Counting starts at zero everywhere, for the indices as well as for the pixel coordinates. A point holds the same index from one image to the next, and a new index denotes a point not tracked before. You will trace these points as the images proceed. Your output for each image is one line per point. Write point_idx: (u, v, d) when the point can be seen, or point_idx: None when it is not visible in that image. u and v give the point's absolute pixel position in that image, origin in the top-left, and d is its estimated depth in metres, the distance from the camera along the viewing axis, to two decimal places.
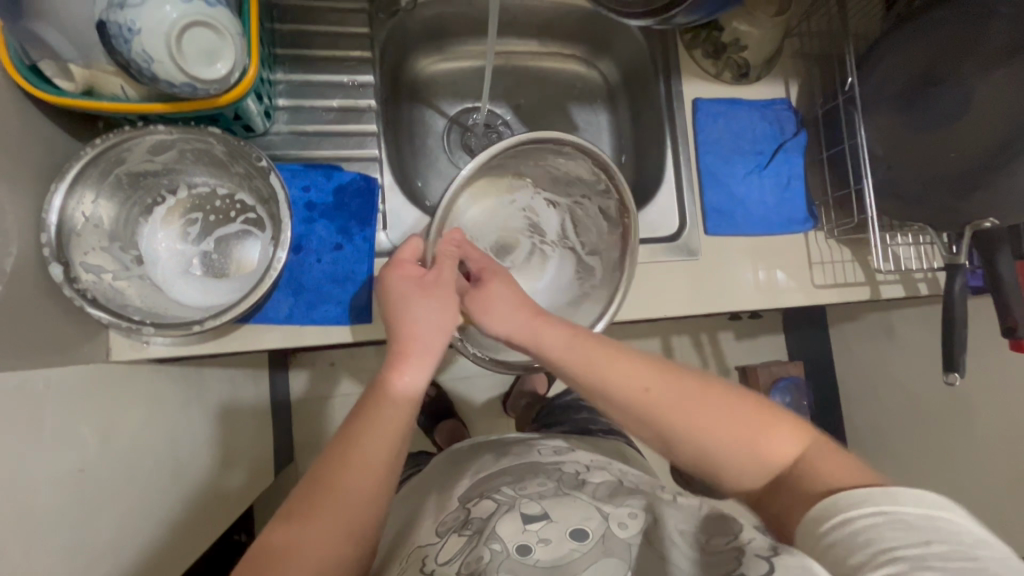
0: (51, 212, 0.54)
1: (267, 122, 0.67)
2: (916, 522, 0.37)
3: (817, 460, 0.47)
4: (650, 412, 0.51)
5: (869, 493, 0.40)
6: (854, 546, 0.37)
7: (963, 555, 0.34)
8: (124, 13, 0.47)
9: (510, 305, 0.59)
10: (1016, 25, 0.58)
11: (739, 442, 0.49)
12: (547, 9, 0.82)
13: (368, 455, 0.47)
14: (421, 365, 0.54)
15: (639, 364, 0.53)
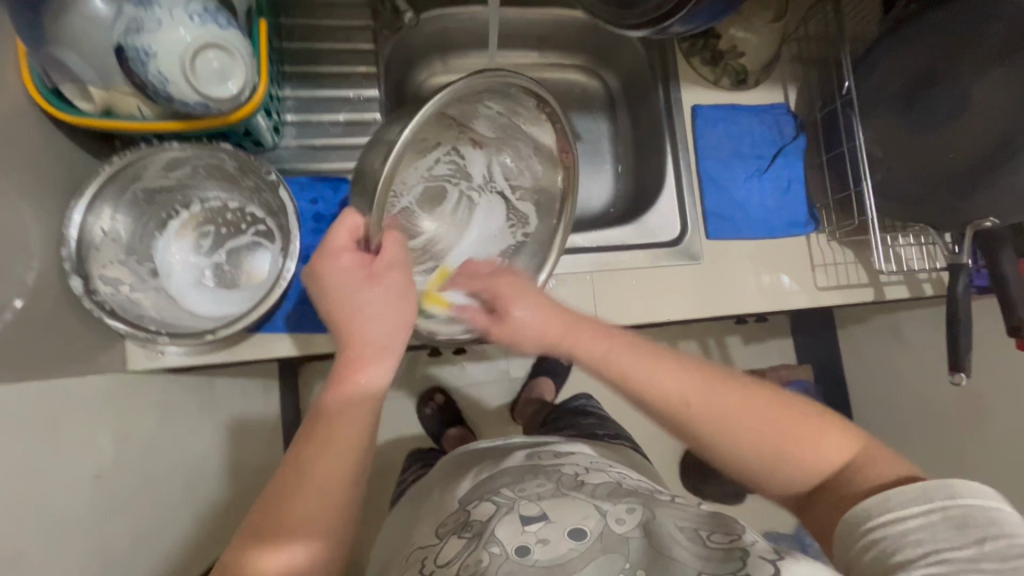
0: (71, 226, 0.56)
1: (277, 137, 0.70)
2: (972, 518, 0.36)
3: (868, 465, 0.44)
4: (693, 424, 0.47)
5: (923, 487, 0.38)
6: (900, 544, 0.37)
7: (1015, 554, 0.34)
8: (140, 38, 0.48)
9: (536, 310, 0.53)
10: (1011, 28, 0.59)
11: (780, 448, 0.45)
12: (546, 22, 0.84)
13: (330, 464, 0.45)
14: (382, 367, 0.49)
15: (684, 370, 0.49)
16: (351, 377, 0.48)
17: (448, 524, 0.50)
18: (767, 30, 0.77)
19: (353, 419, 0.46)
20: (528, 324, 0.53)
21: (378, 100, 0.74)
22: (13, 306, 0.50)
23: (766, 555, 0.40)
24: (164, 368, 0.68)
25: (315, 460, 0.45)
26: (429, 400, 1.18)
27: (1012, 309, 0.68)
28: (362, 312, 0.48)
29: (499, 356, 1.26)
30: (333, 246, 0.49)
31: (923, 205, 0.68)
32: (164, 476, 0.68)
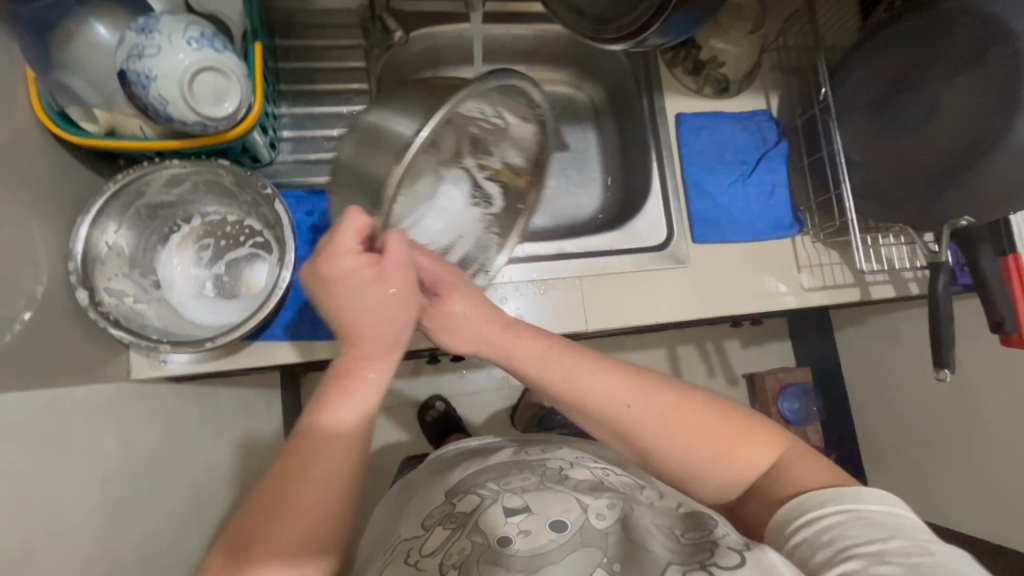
0: (76, 241, 0.58)
1: (273, 152, 0.72)
2: (874, 518, 0.41)
3: (794, 464, 0.49)
4: (629, 429, 0.51)
5: (834, 493, 0.44)
6: (820, 545, 0.41)
7: (918, 549, 0.38)
8: (142, 63, 0.51)
9: (477, 321, 0.57)
10: (976, 34, 0.60)
11: (712, 453, 0.49)
12: (533, 37, 0.87)
13: (330, 465, 0.49)
14: (389, 363, 0.53)
15: (617, 378, 0.52)
16: (360, 372, 0.51)
17: (433, 516, 0.57)
18: (746, 41, 0.79)
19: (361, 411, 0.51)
20: (468, 320, 0.57)
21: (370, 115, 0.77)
22: (22, 317, 0.52)
23: (733, 544, 0.46)
24: (168, 378, 0.70)
25: (322, 448, 0.49)
26: (429, 408, 1.20)
27: (993, 304, 0.70)
28: (371, 314, 0.49)
29: (497, 364, 1.28)
30: (339, 250, 0.46)
31: (901, 206, 0.69)
32: (166, 483, 0.70)
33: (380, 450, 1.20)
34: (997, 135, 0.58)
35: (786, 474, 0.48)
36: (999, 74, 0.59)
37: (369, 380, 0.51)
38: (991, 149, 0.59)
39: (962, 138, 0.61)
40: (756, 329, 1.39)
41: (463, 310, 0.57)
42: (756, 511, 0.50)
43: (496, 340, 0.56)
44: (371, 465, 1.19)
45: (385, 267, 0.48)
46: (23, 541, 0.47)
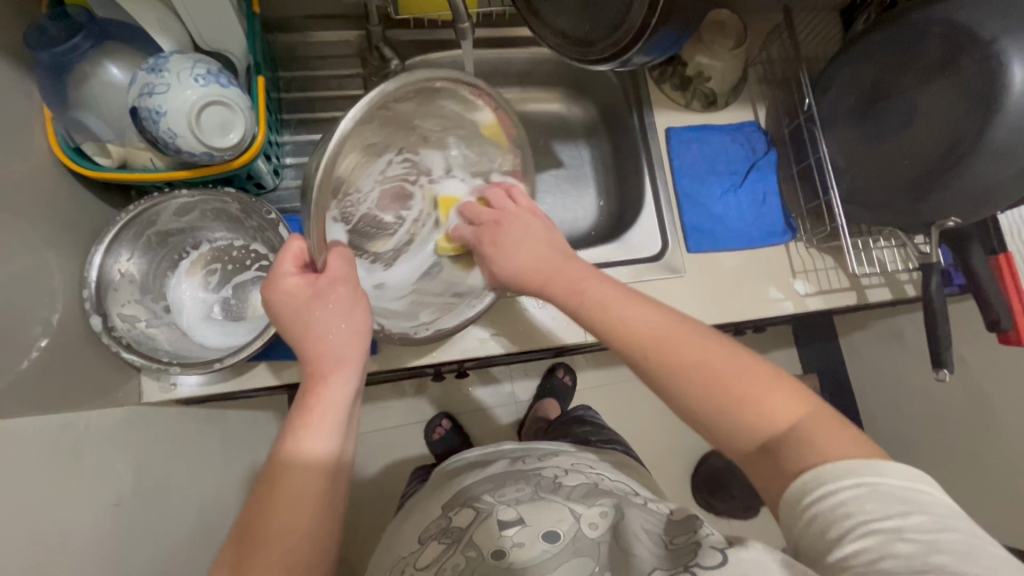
0: (90, 269, 0.61)
1: (277, 179, 0.75)
2: (894, 491, 0.37)
3: (818, 430, 0.41)
4: (656, 363, 0.47)
5: (850, 464, 0.38)
6: (834, 519, 0.37)
7: (937, 527, 0.35)
8: (152, 99, 0.54)
9: (533, 241, 0.62)
10: (946, 41, 0.63)
11: (727, 399, 0.44)
12: (524, 60, 0.90)
13: (300, 477, 0.47)
14: (347, 375, 0.52)
15: (654, 318, 0.50)
16: (323, 386, 0.50)
17: (430, 530, 0.59)
18: (730, 57, 0.81)
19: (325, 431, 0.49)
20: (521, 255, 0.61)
21: None
22: (38, 344, 0.54)
23: (716, 545, 0.47)
24: (176, 401, 0.71)
25: (284, 479, 0.47)
26: (437, 426, 1.20)
27: (988, 304, 0.70)
28: (316, 327, 0.52)
29: (502, 379, 1.29)
30: (280, 272, 0.54)
31: (889, 208, 0.71)
32: (174, 506, 0.71)
33: (388, 470, 1.20)
34: (973, 137, 0.60)
35: (806, 437, 0.41)
36: (972, 79, 0.61)
37: (329, 390, 0.50)
38: (971, 148, 0.61)
39: (942, 141, 0.63)
40: (761, 337, 1.39)
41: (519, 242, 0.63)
42: (765, 474, 0.43)
43: (549, 268, 0.59)
44: (379, 486, 1.19)
45: (322, 279, 0.54)
46: (39, 560, 0.48)
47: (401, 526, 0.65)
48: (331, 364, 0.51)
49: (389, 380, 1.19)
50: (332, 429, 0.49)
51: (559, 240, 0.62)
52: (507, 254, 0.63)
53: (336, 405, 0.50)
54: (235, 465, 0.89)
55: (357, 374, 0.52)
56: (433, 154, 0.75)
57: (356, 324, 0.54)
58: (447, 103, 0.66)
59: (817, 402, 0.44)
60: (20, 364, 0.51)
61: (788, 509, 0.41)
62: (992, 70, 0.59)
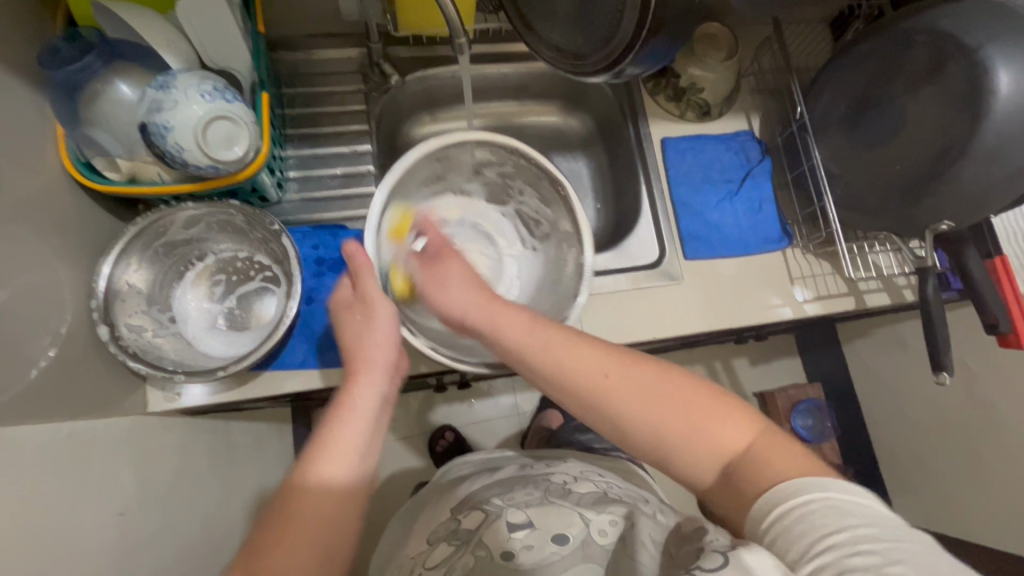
0: (100, 279, 0.62)
1: (280, 192, 0.77)
2: (844, 505, 0.38)
3: (770, 449, 0.45)
4: (604, 398, 0.49)
5: (803, 482, 0.40)
6: (792, 540, 0.38)
7: (890, 539, 0.35)
8: (160, 115, 0.56)
9: (461, 287, 0.63)
10: (933, 50, 0.65)
11: (681, 427, 0.47)
12: (522, 76, 0.93)
13: (328, 476, 0.52)
14: (372, 380, 0.60)
15: (599, 353, 0.52)
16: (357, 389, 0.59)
17: (438, 532, 0.59)
18: (722, 68, 0.83)
19: (344, 456, 0.54)
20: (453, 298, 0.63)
21: (371, 153, 0.82)
22: (47, 354, 0.55)
23: (718, 549, 0.42)
24: (180, 411, 0.72)
25: (307, 483, 0.52)
26: (439, 437, 1.20)
27: (986, 307, 0.70)
28: (354, 337, 0.63)
29: (504, 391, 1.29)
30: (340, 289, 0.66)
31: (882, 213, 0.71)
32: (178, 518, 0.71)
33: (391, 484, 1.20)
34: (962, 143, 0.62)
35: (761, 458, 0.44)
36: (957, 85, 0.62)
37: (358, 391, 0.59)
38: (960, 154, 0.62)
39: (932, 146, 0.64)
40: (763, 346, 1.39)
41: (453, 278, 0.64)
42: (728, 500, 0.45)
43: (475, 311, 0.60)
44: (383, 500, 1.19)
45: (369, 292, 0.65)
46: (44, 566, 0.48)
47: (407, 531, 0.65)
48: (359, 367, 0.61)
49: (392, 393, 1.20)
50: (355, 435, 0.56)
51: (486, 284, 0.64)
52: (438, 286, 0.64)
53: (367, 406, 0.58)
54: (237, 477, 0.89)
55: (381, 378, 0.60)
56: (503, 225, 0.89)
57: (383, 332, 0.62)
58: (490, 165, 0.81)
59: (766, 423, 0.48)
60: (29, 373, 0.52)
61: (755, 527, 0.42)
62: (978, 77, 0.61)
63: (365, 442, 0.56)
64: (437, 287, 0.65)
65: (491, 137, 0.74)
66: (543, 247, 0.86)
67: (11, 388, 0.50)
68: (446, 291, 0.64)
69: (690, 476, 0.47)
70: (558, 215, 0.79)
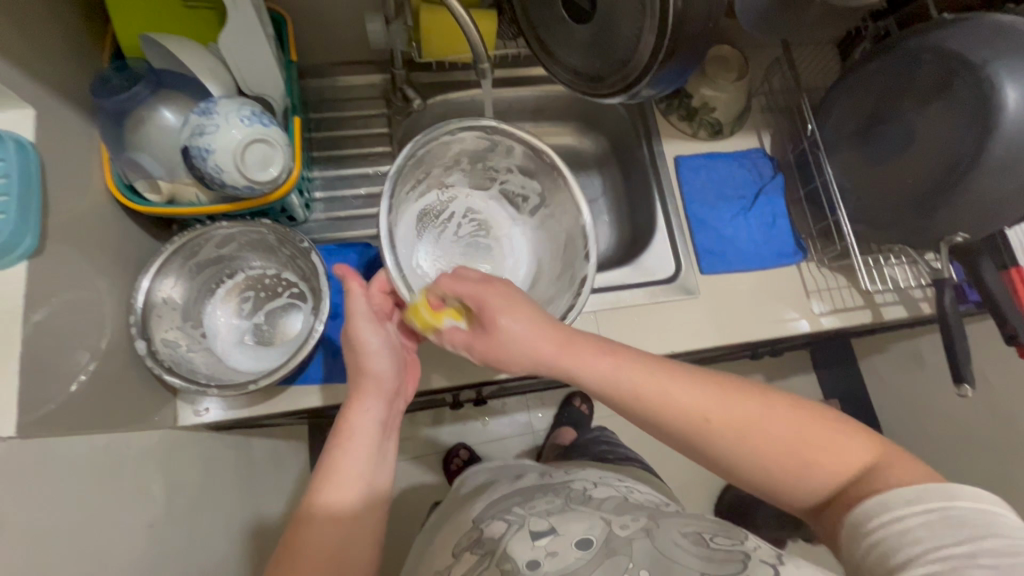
0: (137, 294, 0.65)
1: (307, 211, 0.80)
2: (961, 514, 0.39)
3: (893, 465, 0.45)
4: (705, 436, 0.49)
5: (920, 489, 0.41)
6: (903, 543, 0.39)
7: (1014, 552, 0.36)
8: (202, 139, 0.58)
9: (530, 327, 0.52)
10: (940, 68, 0.66)
11: (795, 457, 0.47)
12: (539, 98, 0.95)
13: (334, 508, 0.53)
14: (367, 406, 0.59)
15: (707, 389, 0.50)
16: (359, 412, 0.58)
17: (462, 543, 0.60)
18: (734, 88, 0.85)
19: (350, 483, 0.54)
20: (519, 334, 0.52)
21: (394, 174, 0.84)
22: (87, 369, 0.57)
23: (765, 558, 0.47)
24: (207, 426, 0.74)
25: (316, 513, 0.52)
26: (455, 455, 1.21)
27: (1004, 318, 0.70)
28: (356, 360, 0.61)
29: (519, 409, 1.30)
30: None
31: (897, 227, 0.73)
32: (203, 532, 0.72)
33: (406, 503, 1.20)
34: (972, 158, 0.63)
35: (879, 476, 0.44)
36: (968, 101, 0.64)
37: (363, 415, 0.58)
38: (971, 167, 0.63)
39: (942, 161, 0.66)
40: (779, 363, 1.39)
41: (518, 327, 0.52)
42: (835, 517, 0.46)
43: (550, 350, 0.52)
44: (397, 518, 1.19)
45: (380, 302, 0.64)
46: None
47: (432, 547, 0.65)
48: (358, 392, 0.59)
49: (408, 410, 1.21)
50: (358, 462, 0.55)
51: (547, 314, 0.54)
52: (495, 338, 0.53)
53: (370, 429, 0.58)
54: (256, 492, 0.90)
55: (380, 402, 0.59)
56: (490, 208, 0.89)
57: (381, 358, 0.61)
58: (479, 153, 0.82)
59: (876, 437, 0.48)
60: (69, 387, 0.55)
61: (852, 539, 0.43)
62: (985, 93, 0.62)
63: (370, 467, 0.56)
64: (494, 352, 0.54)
65: (477, 123, 0.76)
66: (532, 221, 0.88)
67: (51, 401, 0.52)
68: (509, 347, 0.53)
69: (796, 499, 0.48)
70: (550, 184, 0.81)
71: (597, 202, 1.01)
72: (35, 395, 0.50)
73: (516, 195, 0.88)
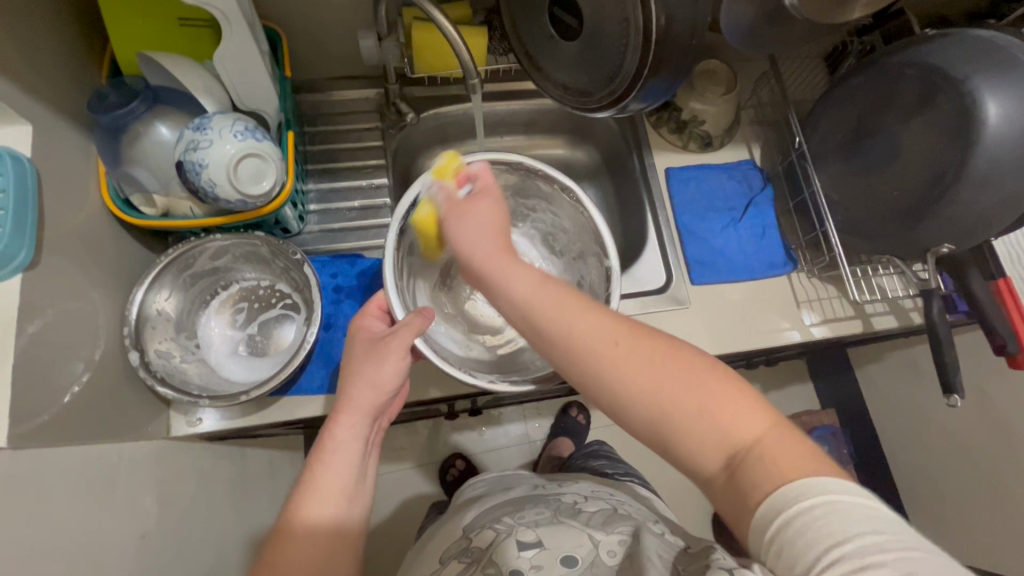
0: (131, 306, 0.65)
1: (301, 223, 0.81)
2: (845, 511, 0.36)
3: (780, 447, 0.41)
4: (605, 367, 0.46)
5: (802, 485, 0.38)
6: (799, 550, 0.36)
7: (900, 547, 0.34)
8: (196, 154, 0.59)
9: (483, 226, 0.53)
10: (923, 82, 0.68)
11: (687, 406, 0.44)
12: (531, 110, 0.97)
13: (310, 523, 0.53)
14: (353, 422, 0.58)
15: (608, 321, 0.47)
16: (341, 428, 0.58)
17: (450, 551, 0.61)
18: (722, 101, 0.86)
19: (327, 499, 0.55)
20: (477, 221, 0.53)
21: (387, 186, 0.86)
22: (80, 379, 0.58)
23: (725, 565, 0.45)
24: (200, 437, 0.74)
25: (294, 525, 0.53)
26: (450, 465, 1.21)
27: (993, 328, 0.71)
28: (357, 374, 0.60)
29: (514, 419, 1.30)
30: (365, 311, 0.66)
31: (883, 238, 0.73)
32: (196, 544, 0.72)
33: (402, 514, 1.20)
34: (956, 170, 0.64)
35: (767, 456, 0.40)
36: (949, 114, 0.65)
37: (343, 430, 0.58)
38: (955, 179, 0.64)
39: (927, 172, 0.67)
40: (775, 373, 1.40)
41: (481, 217, 0.54)
42: (727, 493, 0.42)
43: (490, 242, 0.52)
44: (393, 529, 1.19)
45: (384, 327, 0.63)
46: None
47: (422, 551, 0.66)
48: (348, 406, 0.59)
49: (403, 420, 1.21)
50: (339, 478, 0.56)
51: (507, 233, 0.54)
52: (458, 221, 0.54)
53: (350, 444, 0.58)
54: (250, 503, 0.90)
55: (366, 419, 0.59)
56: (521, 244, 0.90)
57: (386, 377, 0.59)
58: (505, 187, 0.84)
59: (779, 417, 0.43)
60: (61, 399, 0.55)
61: (756, 537, 0.39)
62: (966, 106, 0.63)
63: (349, 485, 0.56)
64: (458, 221, 0.54)
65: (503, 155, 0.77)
66: (562, 260, 0.89)
67: (44, 413, 0.52)
68: (463, 224, 0.54)
69: (691, 461, 0.44)
70: (574, 222, 0.82)
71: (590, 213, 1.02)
72: (28, 407, 0.51)
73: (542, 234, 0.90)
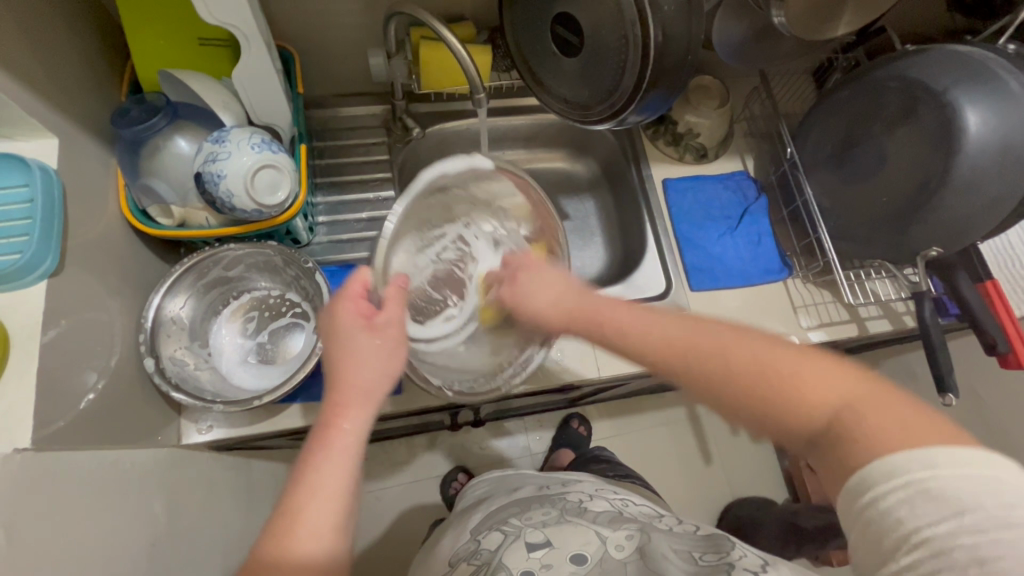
0: (147, 312, 0.67)
1: (310, 234, 0.83)
2: (957, 494, 0.33)
3: (873, 406, 0.38)
4: (685, 354, 0.47)
5: (907, 456, 0.34)
6: (883, 526, 0.34)
7: (996, 526, 0.31)
8: (215, 165, 0.62)
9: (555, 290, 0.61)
10: (905, 95, 0.71)
11: (769, 380, 0.42)
12: (531, 124, 1.00)
13: (315, 522, 0.47)
14: (362, 413, 0.53)
15: (678, 318, 0.50)
16: (337, 423, 0.51)
17: (460, 553, 0.62)
18: (716, 115, 0.90)
19: (329, 497, 0.48)
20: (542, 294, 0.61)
21: (394, 198, 0.88)
22: (98, 385, 0.59)
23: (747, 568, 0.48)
24: (210, 446, 0.75)
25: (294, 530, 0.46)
26: (454, 479, 1.20)
27: (982, 328, 0.72)
28: (360, 362, 0.53)
29: (516, 431, 1.30)
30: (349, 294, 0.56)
31: (874, 242, 0.76)
32: (203, 553, 0.72)
33: (405, 528, 1.19)
34: (939, 177, 0.67)
35: (846, 431, 0.38)
36: (932, 125, 0.68)
37: (347, 423, 0.52)
38: (939, 185, 0.67)
39: (914, 178, 0.70)
40: None
41: (545, 287, 0.61)
42: (832, 459, 0.38)
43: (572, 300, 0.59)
44: (396, 545, 1.18)
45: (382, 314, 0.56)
46: None
47: (432, 553, 0.67)
48: (354, 398, 0.53)
49: (406, 433, 1.22)
50: (342, 472, 0.49)
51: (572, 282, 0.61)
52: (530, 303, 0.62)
53: (354, 439, 0.51)
54: (255, 516, 0.90)
55: (372, 413, 0.53)
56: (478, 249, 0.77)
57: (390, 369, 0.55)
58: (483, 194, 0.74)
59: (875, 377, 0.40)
60: (77, 406, 0.56)
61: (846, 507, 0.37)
62: (948, 117, 0.66)
63: (350, 480, 0.50)
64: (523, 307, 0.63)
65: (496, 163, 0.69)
66: None
67: (61, 419, 0.53)
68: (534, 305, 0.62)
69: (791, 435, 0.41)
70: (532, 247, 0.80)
71: (589, 224, 1.04)
72: (47, 413, 0.52)
73: (507, 249, 0.76)
